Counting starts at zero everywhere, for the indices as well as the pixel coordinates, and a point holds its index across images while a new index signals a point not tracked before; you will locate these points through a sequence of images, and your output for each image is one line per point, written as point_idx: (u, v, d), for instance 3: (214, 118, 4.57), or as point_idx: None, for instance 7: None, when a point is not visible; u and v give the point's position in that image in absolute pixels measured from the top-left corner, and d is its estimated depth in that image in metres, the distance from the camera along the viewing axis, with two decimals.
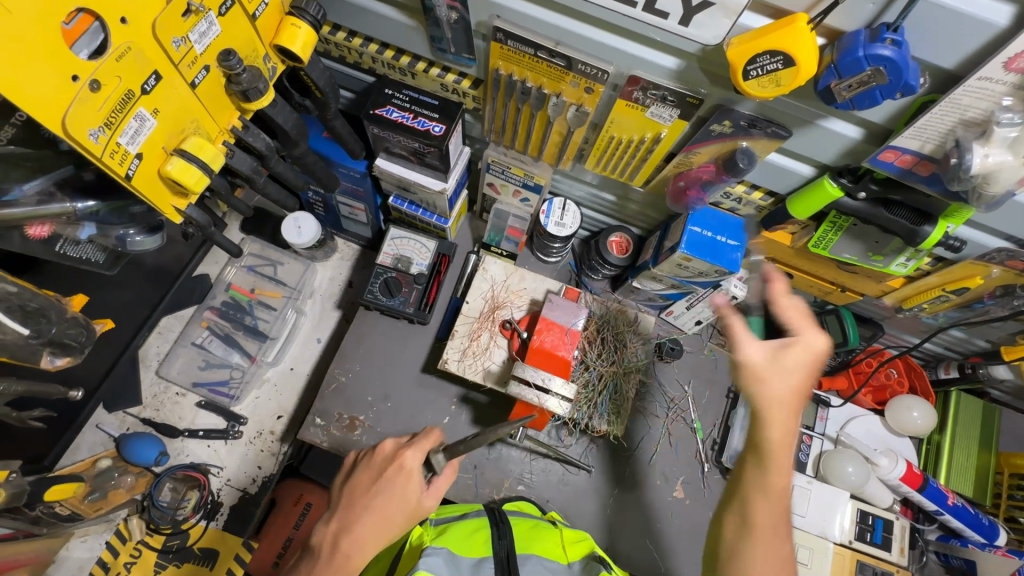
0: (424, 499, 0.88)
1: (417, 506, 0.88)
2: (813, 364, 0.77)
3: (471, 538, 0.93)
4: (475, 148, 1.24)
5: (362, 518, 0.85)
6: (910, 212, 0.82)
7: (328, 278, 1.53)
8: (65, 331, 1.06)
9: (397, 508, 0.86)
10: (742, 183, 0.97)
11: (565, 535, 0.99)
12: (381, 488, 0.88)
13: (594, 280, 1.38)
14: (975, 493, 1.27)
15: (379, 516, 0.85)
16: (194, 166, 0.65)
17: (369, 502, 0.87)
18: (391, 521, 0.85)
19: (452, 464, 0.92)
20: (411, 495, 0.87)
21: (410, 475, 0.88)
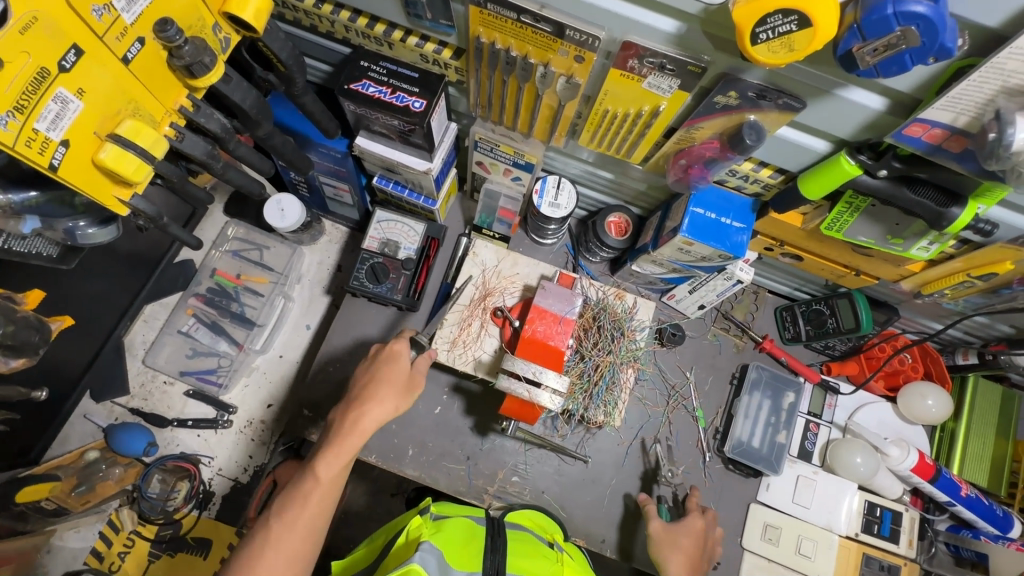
0: (417, 373, 0.98)
1: (414, 377, 0.98)
2: (695, 540, 1.06)
3: (465, 548, 0.90)
4: (463, 123, 1.16)
5: (374, 398, 0.94)
6: (936, 193, 0.73)
7: (316, 262, 1.47)
8: (20, 334, 1.02)
9: (397, 386, 0.96)
10: (749, 160, 0.89)
11: (563, 561, 0.94)
12: (382, 363, 0.98)
13: (592, 262, 1.31)
14: (990, 482, 1.22)
15: (386, 396, 0.94)
16: (133, 154, 0.58)
17: (375, 385, 0.95)
18: (398, 393, 0.95)
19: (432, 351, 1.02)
20: (402, 373, 0.98)
21: (398, 357, 0.98)
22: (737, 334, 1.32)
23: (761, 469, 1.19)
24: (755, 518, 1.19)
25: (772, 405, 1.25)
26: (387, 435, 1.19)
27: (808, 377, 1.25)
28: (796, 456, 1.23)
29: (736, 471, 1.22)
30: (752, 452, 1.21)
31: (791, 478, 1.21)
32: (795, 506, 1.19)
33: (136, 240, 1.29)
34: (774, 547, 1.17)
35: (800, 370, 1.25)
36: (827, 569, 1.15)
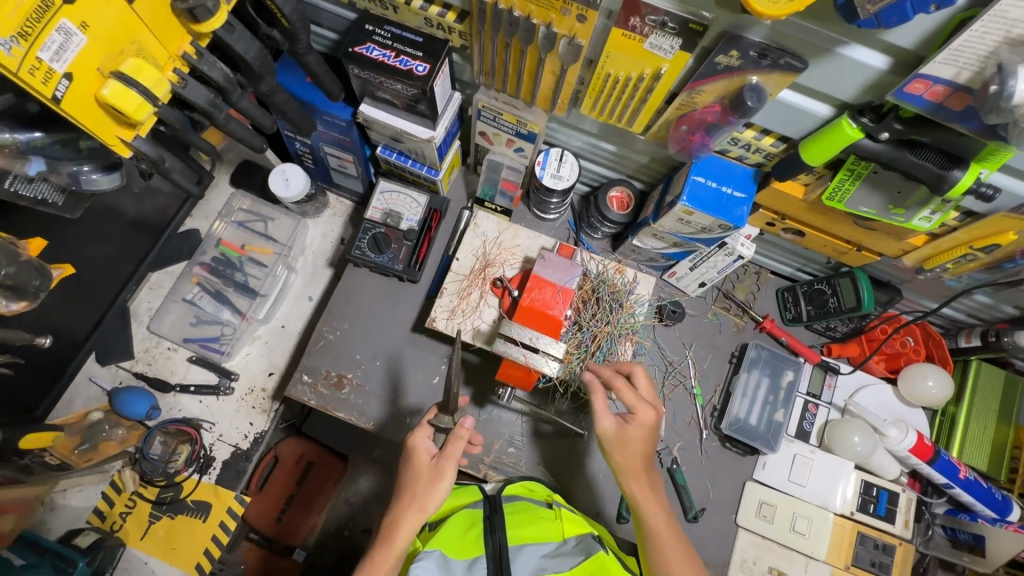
0: (442, 461, 0.89)
1: (441, 467, 0.88)
2: (645, 436, 0.89)
3: (465, 537, 0.91)
4: (467, 93, 1.16)
5: (407, 502, 0.87)
6: (937, 156, 0.73)
7: (320, 235, 1.48)
8: (21, 274, 0.98)
9: (421, 482, 0.88)
10: (751, 127, 0.88)
11: (561, 517, 0.96)
12: (408, 462, 0.91)
13: (593, 238, 1.32)
14: (989, 466, 1.21)
15: (413, 498, 0.87)
16: (135, 92, 0.59)
17: (406, 488, 0.88)
18: (427, 493, 0.87)
19: (458, 434, 0.89)
20: (426, 466, 0.89)
21: (420, 452, 0.90)
22: (737, 314, 1.31)
23: (758, 446, 1.19)
24: (751, 496, 1.19)
25: (771, 384, 1.24)
26: (385, 402, 1.20)
27: (808, 357, 1.25)
28: (794, 436, 1.22)
29: (733, 449, 1.22)
30: (749, 429, 1.21)
31: (787, 457, 1.21)
32: (791, 485, 1.19)
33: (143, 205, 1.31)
34: (767, 524, 1.17)
35: (799, 350, 1.25)
36: (821, 547, 1.15)
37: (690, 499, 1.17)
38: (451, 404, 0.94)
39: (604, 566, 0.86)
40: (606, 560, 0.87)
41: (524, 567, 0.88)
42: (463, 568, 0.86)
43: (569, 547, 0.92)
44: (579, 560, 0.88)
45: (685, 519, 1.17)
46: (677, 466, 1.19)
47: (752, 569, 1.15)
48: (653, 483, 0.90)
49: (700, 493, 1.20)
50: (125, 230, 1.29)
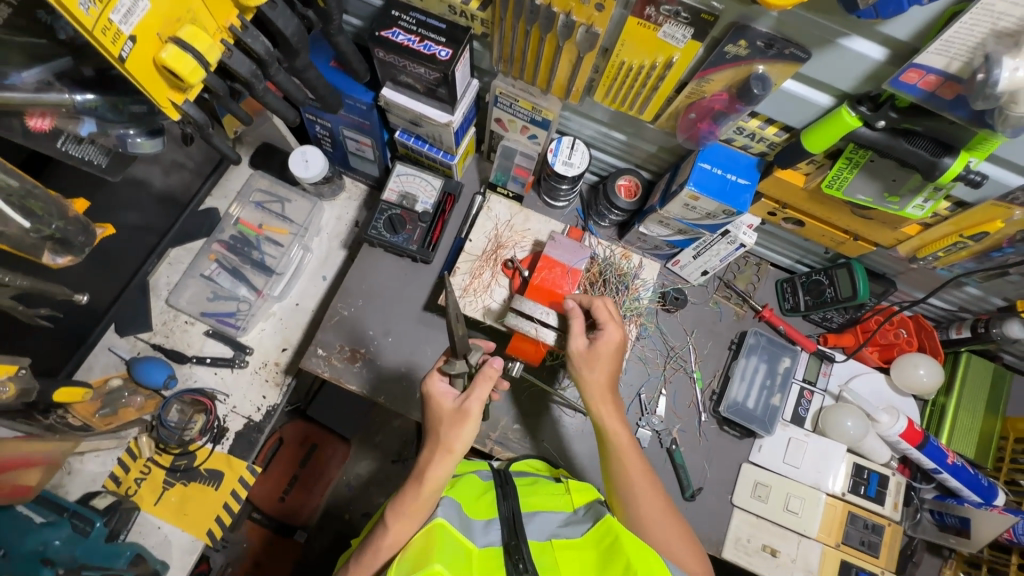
0: (466, 402, 0.89)
1: (465, 409, 0.89)
2: (613, 354, 0.99)
3: (478, 501, 0.91)
4: (484, 81, 1.22)
5: (433, 445, 0.88)
6: (931, 143, 0.78)
7: (335, 217, 1.53)
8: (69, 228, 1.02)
9: (446, 423, 0.89)
10: (756, 117, 0.93)
11: (570, 490, 0.98)
12: (430, 409, 0.93)
13: (600, 226, 1.37)
14: (976, 455, 1.26)
15: (439, 440, 0.88)
16: (190, 56, 0.64)
17: (433, 430, 0.90)
18: (452, 436, 0.88)
19: (487, 374, 0.90)
20: (449, 408, 0.90)
21: (439, 396, 0.93)
22: (737, 302, 1.36)
23: (754, 429, 1.24)
24: (747, 477, 1.23)
25: (768, 369, 1.29)
26: (397, 377, 1.25)
27: (805, 345, 1.30)
28: (789, 420, 1.27)
29: (730, 431, 1.27)
30: (746, 412, 1.25)
31: (783, 440, 1.25)
32: (785, 466, 1.23)
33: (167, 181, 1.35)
34: (762, 504, 1.21)
35: (796, 339, 1.30)
36: (813, 526, 1.18)
37: (687, 478, 1.22)
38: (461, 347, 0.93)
39: (610, 528, 0.83)
40: (615, 521, 0.84)
41: (536, 533, 0.88)
42: (480, 526, 0.86)
43: (579, 515, 0.92)
44: (588, 526, 0.87)
45: (682, 497, 1.22)
46: (675, 445, 1.25)
47: (746, 547, 1.19)
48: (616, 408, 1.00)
49: (697, 473, 1.25)
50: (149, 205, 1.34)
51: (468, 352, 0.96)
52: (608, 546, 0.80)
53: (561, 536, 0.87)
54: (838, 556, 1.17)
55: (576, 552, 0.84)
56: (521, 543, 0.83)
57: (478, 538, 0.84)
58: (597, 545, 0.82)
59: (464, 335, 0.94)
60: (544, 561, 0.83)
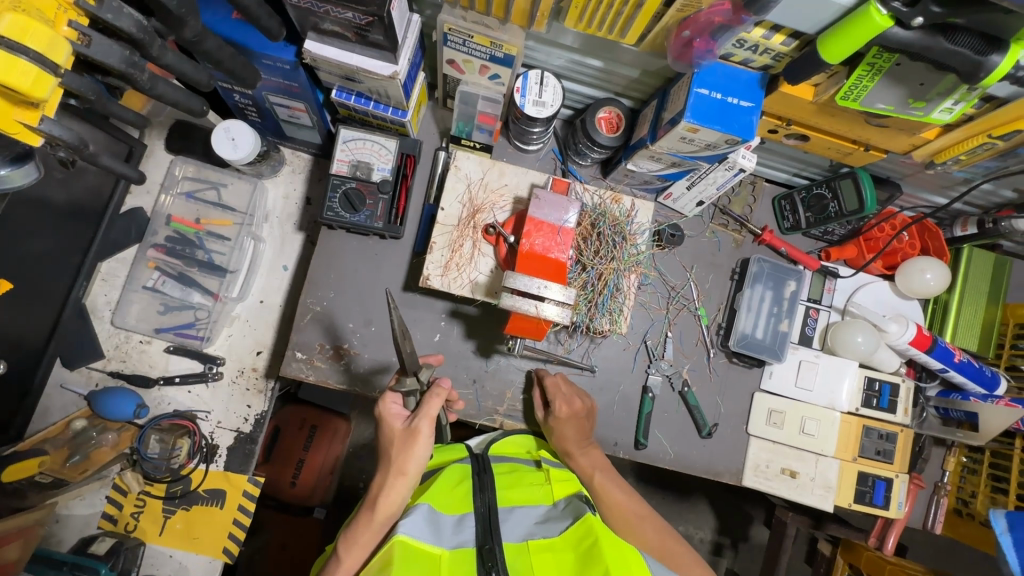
0: (415, 421, 0.85)
1: (414, 428, 0.84)
2: (573, 421, 1.06)
3: (454, 492, 0.87)
4: (427, 15, 1.01)
5: (387, 468, 0.85)
6: (975, 39, 0.66)
7: (281, 197, 1.33)
8: None
9: (396, 444, 0.86)
10: (761, 25, 0.78)
11: (551, 479, 0.93)
12: (381, 433, 0.88)
13: (582, 166, 1.22)
14: (980, 346, 1.26)
15: (391, 463, 0.85)
16: (26, 61, 0.53)
17: (386, 453, 0.86)
18: (404, 458, 0.84)
19: (438, 390, 0.86)
20: (398, 430, 0.86)
21: (391, 417, 0.88)
22: (735, 229, 1.27)
23: (765, 358, 1.20)
24: (760, 405, 1.22)
25: (774, 296, 1.23)
26: (389, 368, 1.15)
27: (808, 264, 1.23)
28: (797, 343, 1.24)
29: (740, 363, 1.24)
30: (756, 343, 1.21)
31: (794, 363, 1.23)
32: (798, 391, 1.22)
33: (70, 189, 1.14)
34: (778, 430, 1.21)
35: (800, 259, 1.23)
36: (829, 445, 1.19)
37: (703, 417, 1.20)
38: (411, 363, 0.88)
39: (591, 529, 0.77)
40: (596, 521, 0.79)
41: (513, 532, 0.82)
42: (450, 524, 0.82)
43: (558, 510, 0.87)
44: (568, 523, 0.81)
45: (700, 436, 1.21)
46: (688, 387, 1.21)
47: (766, 472, 1.20)
48: (590, 453, 1.06)
49: (711, 409, 1.22)
50: (56, 220, 1.13)
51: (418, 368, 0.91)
52: (586, 552, 0.75)
53: (538, 536, 0.81)
54: (856, 467, 1.19)
55: (553, 553, 0.78)
56: (495, 547, 0.77)
57: (447, 539, 0.79)
58: (575, 548, 0.77)
59: (414, 350, 0.90)
60: (518, 563, 0.78)
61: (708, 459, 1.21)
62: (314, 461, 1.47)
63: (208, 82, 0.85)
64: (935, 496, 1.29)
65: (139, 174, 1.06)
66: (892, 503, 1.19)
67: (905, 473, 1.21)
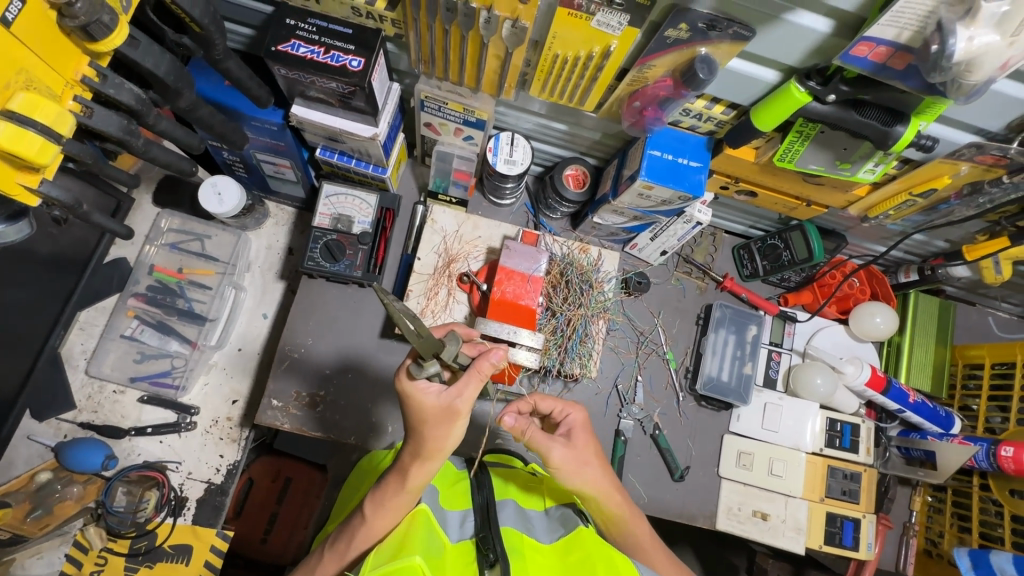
0: (455, 402, 0.77)
1: (455, 409, 0.77)
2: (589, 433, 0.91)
3: (453, 490, 0.89)
4: (406, 83, 1.10)
5: (416, 450, 0.79)
6: (880, 112, 0.76)
7: (264, 247, 1.37)
8: None
9: (431, 423, 0.78)
10: (702, 97, 0.88)
11: (545, 486, 0.95)
12: (409, 409, 0.78)
13: (553, 219, 1.30)
14: (933, 386, 1.32)
15: (424, 440, 0.78)
16: (33, 132, 0.58)
17: (416, 433, 0.78)
18: (436, 436, 0.78)
19: (479, 369, 0.78)
20: (436, 405, 0.77)
21: (421, 395, 0.77)
22: (698, 276, 1.35)
23: (732, 401, 1.25)
24: (730, 447, 1.25)
25: (737, 340, 1.29)
26: (365, 415, 1.17)
27: (768, 310, 1.30)
28: (762, 385, 1.29)
29: (708, 406, 1.28)
30: (722, 385, 1.26)
31: (759, 406, 1.27)
32: (764, 432, 1.26)
33: (55, 241, 1.17)
34: (748, 472, 1.23)
35: (759, 304, 1.30)
36: (797, 485, 1.22)
37: (674, 460, 1.23)
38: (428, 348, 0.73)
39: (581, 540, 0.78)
40: (588, 533, 0.79)
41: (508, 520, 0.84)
42: (455, 519, 0.83)
43: (551, 520, 0.87)
44: (561, 533, 0.83)
45: (672, 479, 1.23)
46: (659, 430, 1.24)
47: (739, 514, 1.22)
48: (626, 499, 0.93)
49: (683, 453, 1.25)
50: (39, 271, 1.15)
51: (440, 349, 0.75)
52: (576, 559, 0.76)
53: (530, 534, 0.83)
54: (824, 508, 1.21)
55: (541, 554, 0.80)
56: (491, 536, 0.77)
57: (452, 532, 0.81)
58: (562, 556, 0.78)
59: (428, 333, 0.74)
60: (516, 551, 0.78)
61: (682, 502, 1.22)
62: (291, 516, 1.42)
63: (199, 145, 0.92)
64: (905, 537, 1.30)
65: (127, 226, 1.03)
66: (861, 544, 1.21)
67: (872, 513, 1.23)
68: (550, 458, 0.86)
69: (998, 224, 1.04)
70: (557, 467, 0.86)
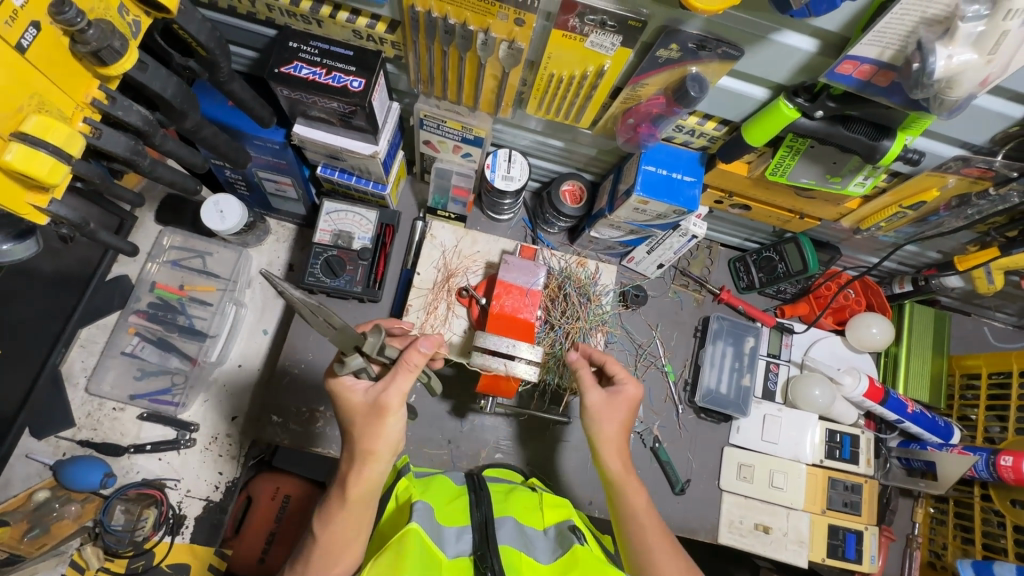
0: (382, 396, 0.78)
1: (380, 403, 0.78)
2: (630, 410, 0.93)
3: (451, 505, 0.89)
4: (405, 102, 1.12)
5: (351, 453, 0.79)
6: (868, 127, 0.78)
7: (265, 264, 1.38)
8: None
9: (361, 421, 0.79)
10: (694, 114, 0.91)
11: (544, 503, 0.94)
12: (342, 410, 0.82)
13: (551, 233, 1.32)
14: (932, 396, 1.33)
15: (356, 442, 0.79)
16: (44, 153, 0.60)
17: (350, 434, 0.80)
18: (369, 435, 0.78)
19: (407, 362, 0.79)
20: (360, 401, 0.80)
21: (347, 392, 0.81)
22: (696, 289, 1.36)
23: (731, 413, 1.25)
24: (730, 459, 1.25)
25: (735, 351, 1.30)
26: None
27: (765, 321, 1.31)
28: (761, 397, 1.29)
29: (708, 418, 1.28)
30: (721, 398, 1.26)
31: (758, 417, 1.27)
32: (764, 444, 1.26)
33: (59, 259, 1.18)
34: (748, 484, 1.23)
35: (756, 316, 1.31)
36: (798, 498, 1.22)
37: (675, 472, 1.23)
38: (347, 339, 0.77)
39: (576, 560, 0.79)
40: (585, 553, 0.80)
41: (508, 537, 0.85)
42: (452, 535, 0.84)
43: (549, 537, 0.88)
44: (558, 552, 0.84)
45: (673, 492, 1.22)
46: (659, 443, 1.24)
47: (741, 528, 1.21)
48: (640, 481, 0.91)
49: (683, 465, 1.25)
50: (42, 289, 1.16)
51: (361, 342, 0.78)
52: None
53: (529, 553, 0.84)
54: (826, 520, 1.21)
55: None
56: (489, 553, 0.80)
57: (448, 549, 0.82)
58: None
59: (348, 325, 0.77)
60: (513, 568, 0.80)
61: (683, 516, 1.22)
62: None
63: (203, 164, 0.93)
64: (908, 549, 1.30)
65: (132, 243, 1.04)
66: (865, 556, 1.20)
67: (875, 525, 1.23)
68: (585, 399, 0.93)
69: (987, 235, 1.06)
70: (588, 408, 0.93)
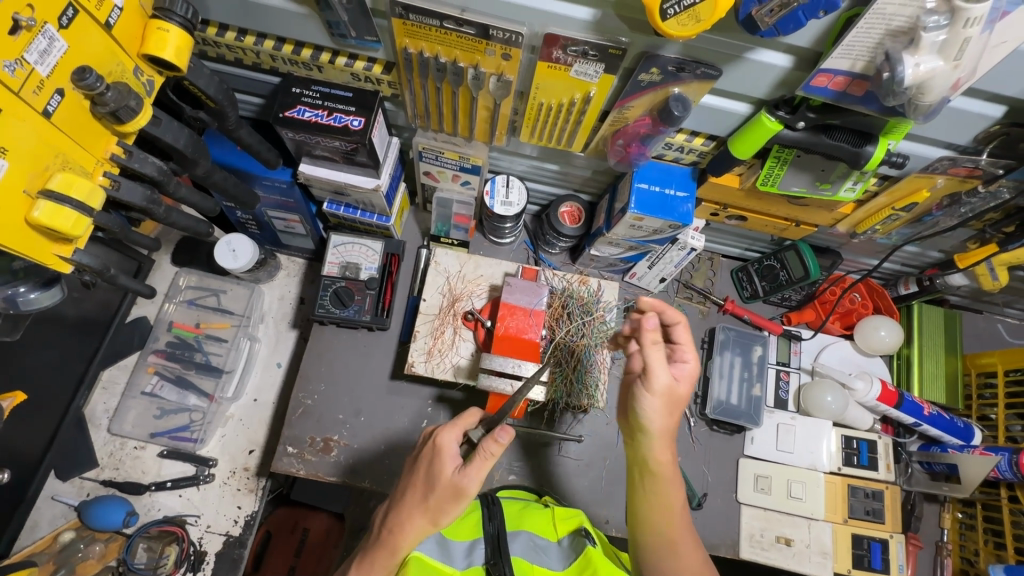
0: (462, 481, 0.77)
1: (460, 489, 0.77)
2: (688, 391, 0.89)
3: (464, 519, 0.90)
4: (404, 137, 1.17)
5: (416, 508, 0.79)
6: (850, 134, 0.80)
7: (277, 298, 1.42)
8: None
9: (439, 493, 0.78)
10: (682, 131, 0.94)
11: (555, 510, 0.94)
12: (428, 465, 0.80)
13: (552, 254, 1.34)
14: (949, 397, 1.30)
15: (426, 508, 0.78)
16: (68, 208, 0.64)
17: (422, 492, 0.79)
18: (441, 508, 0.78)
19: (485, 449, 0.77)
20: (444, 476, 0.78)
21: (446, 457, 0.79)
22: (700, 301, 1.37)
23: (744, 423, 1.24)
24: (745, 471, 1.24)
25: (743, 361, 1.30)
26: (378, 457, 1.18)
27: (771, 329, 1.31)
28: (773, 406, 1.28)
29: (721, 430, 1.28)
30: (732, 409, 1.25)
31: (771, 427, 1.26)
32: (779, 453, 1.25)
33: (80, 306, 1.23)
34: (766, 496, 1.21)
35: (763, 325, 1.31)
36: (818, 506, 1.20)
37: (691, 487, 1.22)
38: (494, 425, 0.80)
39: (589, 560, 0.82)
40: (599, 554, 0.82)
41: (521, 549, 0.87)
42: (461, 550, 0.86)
43: (564, 546, 0.89)
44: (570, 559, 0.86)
45: (691, 507, 1.21)
46: None
47: (761, 541, 1.19)
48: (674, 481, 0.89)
49: (699, 479, 1.24)
50: (67, 334, 1.21)
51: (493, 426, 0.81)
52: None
53: (544, 565, 0.86)
54: (848, 529, 1.19)
55: None
56: (503, 563, 0.82)
57: (459, 561, 0.85)
58: None
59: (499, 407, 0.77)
60: None
61: (701, 530, 1.20)
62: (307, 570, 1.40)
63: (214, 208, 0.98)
64: (938, 557, 1.26)
65: (150, 285, 1.05)
66: (892, 565, 1.17)
67: (901, 532, 1.20)
68: (653, 380, 0.84)
69: (985, 231, 1.06)
70: (655, 386, 0.84)
